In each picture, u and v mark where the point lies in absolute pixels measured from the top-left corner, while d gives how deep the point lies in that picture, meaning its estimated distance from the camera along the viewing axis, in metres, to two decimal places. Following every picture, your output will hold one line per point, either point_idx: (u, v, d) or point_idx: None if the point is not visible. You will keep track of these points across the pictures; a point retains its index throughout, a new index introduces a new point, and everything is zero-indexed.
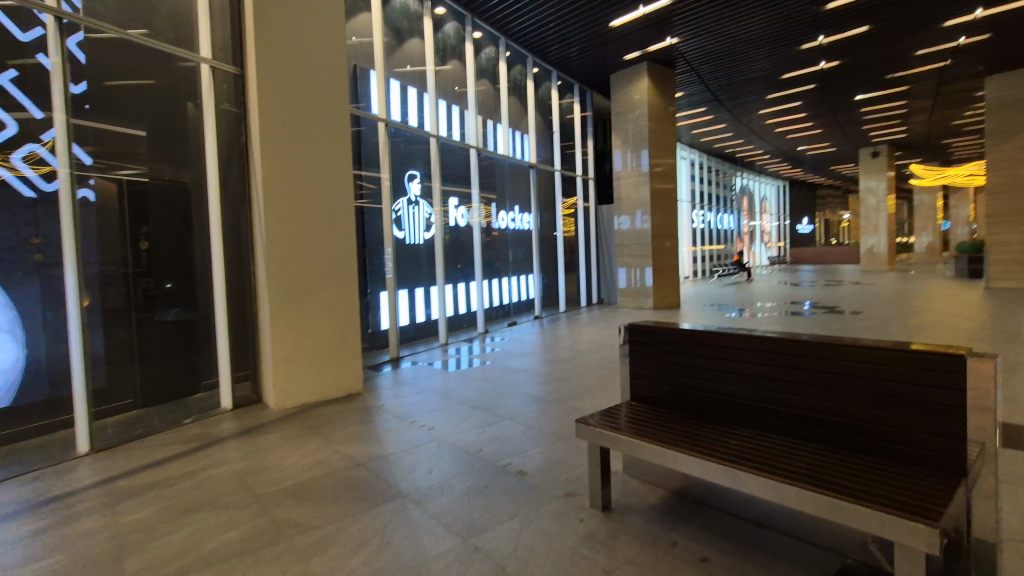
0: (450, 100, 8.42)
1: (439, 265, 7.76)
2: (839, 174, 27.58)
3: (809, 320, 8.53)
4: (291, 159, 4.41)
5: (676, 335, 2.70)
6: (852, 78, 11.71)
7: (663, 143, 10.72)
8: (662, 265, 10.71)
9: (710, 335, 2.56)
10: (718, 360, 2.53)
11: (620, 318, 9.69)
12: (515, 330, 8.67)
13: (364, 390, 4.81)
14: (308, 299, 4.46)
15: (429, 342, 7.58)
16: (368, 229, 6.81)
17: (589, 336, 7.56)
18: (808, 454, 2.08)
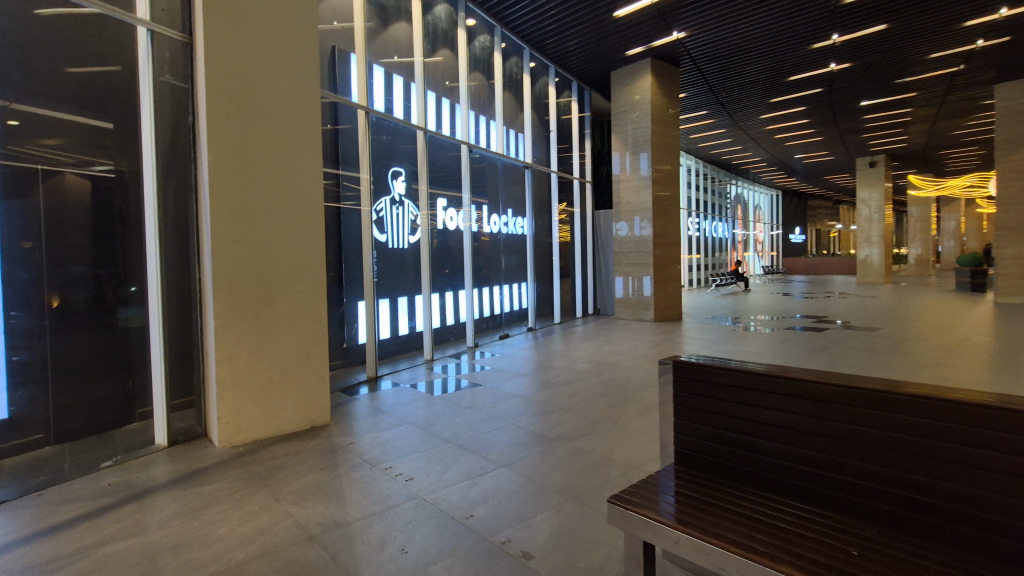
0: (439, 93, 7.75)
1: (425, 273, 7.00)
2: (832, 184, 27.34)
3: (822, 335, 7.93)
4: (247, 145, 3.67)
5: (730, 377, 2.01)
6: (862, 81, 11.21)
7: (666, 145, 10.12)
8: (663, 275, 10.06)
9: (780, 380, 1.86)
10: (790, 415, 1.84)
11: (618, 331, 9.03)
12: (506, 343, 7.97)
13: (331, 422, 4.05)
14: (266, 313, 3.72)
15: (412, 357, 6.81)
16: (345, 233, 6.03)
17: (589, 352, 6.86)
18: (937, 568, 1.41)
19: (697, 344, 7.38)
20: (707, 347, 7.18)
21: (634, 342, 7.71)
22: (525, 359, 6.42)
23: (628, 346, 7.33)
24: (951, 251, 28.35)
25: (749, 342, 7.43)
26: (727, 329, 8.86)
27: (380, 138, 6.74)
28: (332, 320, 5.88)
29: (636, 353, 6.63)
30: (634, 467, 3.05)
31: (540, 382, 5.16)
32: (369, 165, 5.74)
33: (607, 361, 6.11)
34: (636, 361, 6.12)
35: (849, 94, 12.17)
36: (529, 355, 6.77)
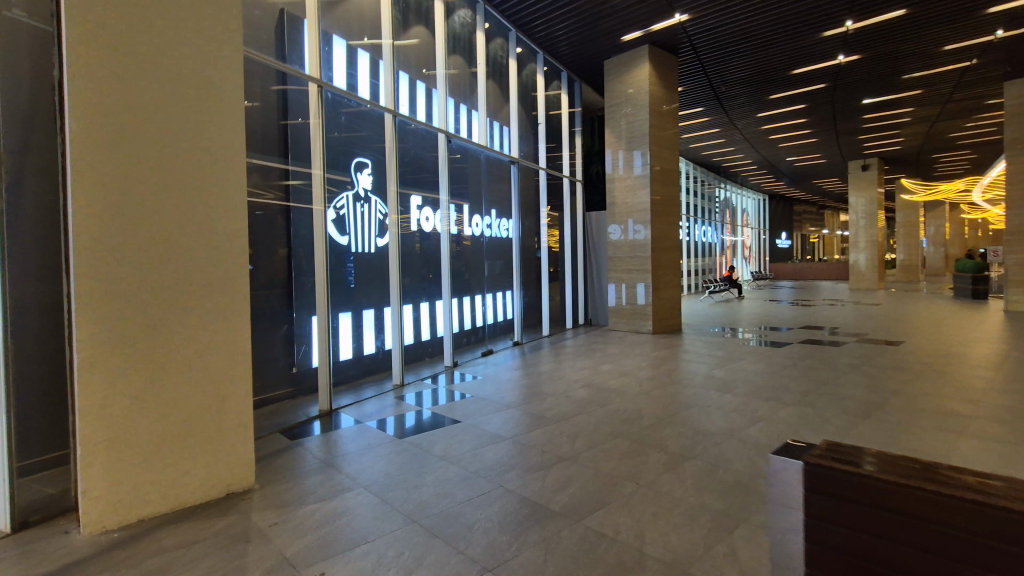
0: (412, 76, 6.82)
1: (395, 287, 5.72)
2: (820, 189, 26.99)
3: (841, 348, 7.14)
4: (131, 109, 2.65)
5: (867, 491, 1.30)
6: (868, 75, 10.57)
7: (664, 141, 9.27)
8: (661, 281, 9.18)
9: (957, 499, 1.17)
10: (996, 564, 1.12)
11: (611, 344, 8.16)
12: (489, 360, 7.02)
13: (256, 483, 3.04)
14: (162, 341, 2.71)
15: (380, 384, 5.64)
16: (292, 236, 5.06)
17: (585, 371, 5.93)
18: None
19: (706, 360, 6.52)
20: (717, 363, 6.33)
21: (633, 357, 6.82)
22: (511, 383, 5.44)
23: (628, 363, 6.41)
24: (936, 256, 28.17)
25: (763, 357, 6.59)
26: (733, 340, 8.03)
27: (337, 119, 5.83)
28: (273, 337, 4.92)
29: (640, 374, 5.71)
30: (678, 569, 2.11)
31: (533, 417, 4.20)
32: (324, 156, 4.66)
33: (608, 386, 5.17)
34: (642, 386, 5.18)
35: (852, 90, 11.53)
36: (516, 376, 5.78)
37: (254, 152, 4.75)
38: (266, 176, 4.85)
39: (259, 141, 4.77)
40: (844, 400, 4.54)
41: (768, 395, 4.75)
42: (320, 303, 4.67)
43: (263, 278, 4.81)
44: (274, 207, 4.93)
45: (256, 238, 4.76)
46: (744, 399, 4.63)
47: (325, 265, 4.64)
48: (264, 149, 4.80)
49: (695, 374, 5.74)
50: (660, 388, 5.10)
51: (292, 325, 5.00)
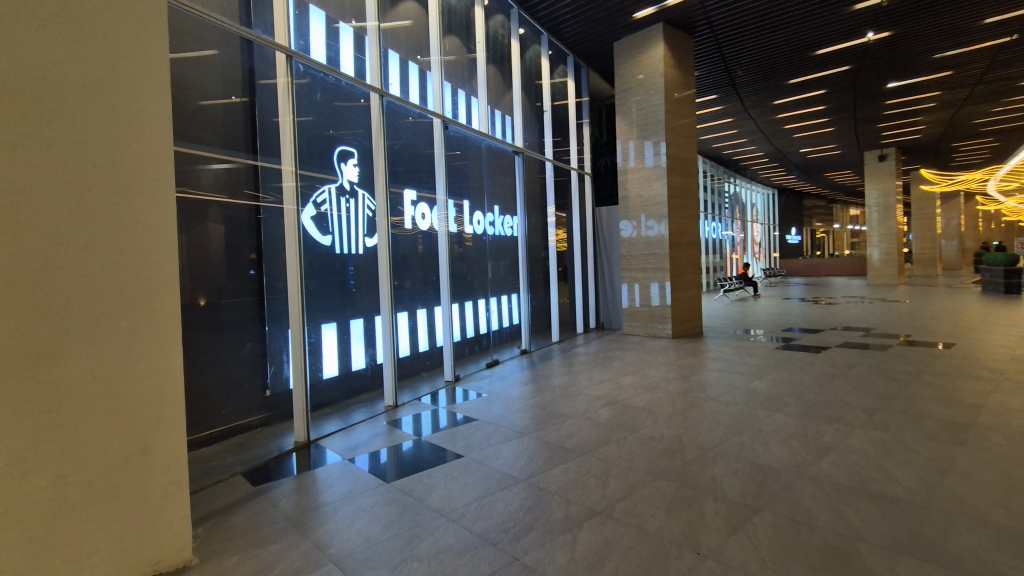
0: (403, 55, 6.13)
1: (388, 288, 4.92)
2: (831, 182, 26.21)
3: (887, 351, 6.39)
4: (14, 59, 1.91)
5: None
6: (897, 54, 9.82)
7: (680, 127, 8.53)
8: (681, 280, 8.42)
9: None
10: None
11: (627, 350, 7.45)
12: (495, 373, 6.23)
13: (196, 556, 2.33)
14: (57, 379, 1.99)
15: (371, 406, 4.88)
16: (264, 240, 4.37)
17: (605, 385, 5.22)
18: None
19: (740, 369, 5.79)
20: (751, 372, 5.61)
21: (656, 365, 6.10)
22: (520, 401, 4.72)
23: (651, 373, 5.68)
24: (953, 249, 27.29)
25: (802, 365, 5.85)
26: (762, 344, 7.29)
27: (313, 97, 5.22)
28: (244, 356, 4.22)
29: (668, 387, 5.00)
30: None
31: (548, 448, 3.48)
32: (295, 145, 3.95)
33: (634, 405, 4.44)
34: (674, 403, 4.45)
35: (877, 73, 10.77)
36: (526, 392, 5.06)
37: (218, 146, 4.03)
38: (233, 171, 4.15)
39: (226, 129, 4.08)
40: (920, 420, 3.79)
41: (826, 414, 4.01)
42: (292, 317, 3.93)
43: (231, 287, 4.13)
44: (240, 208, 4.21)
45: (222, 240, 4.07)
46: (799, 420, 3.89)
47: (298, 273, 3.91)
48: (229, 140, 4.11)
49: (732, 386, 5.01)
50: (697, 406, 4.37)
51: (264, 344, 4.34)
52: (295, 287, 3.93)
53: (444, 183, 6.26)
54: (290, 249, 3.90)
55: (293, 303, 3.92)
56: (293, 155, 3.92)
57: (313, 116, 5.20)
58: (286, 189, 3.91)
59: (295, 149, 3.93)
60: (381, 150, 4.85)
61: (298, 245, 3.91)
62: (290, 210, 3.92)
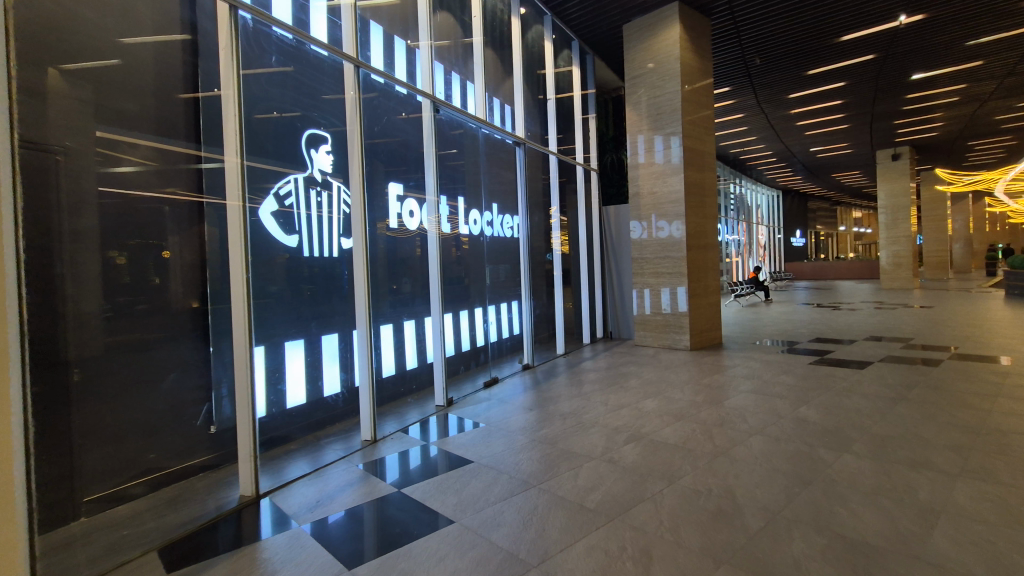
0: (387, 29, 5.38)
1: (363, 299, 4.11)
2: (838, 183, 25.58)
3: (940, 368, 5.61)
4: None
5: None
6: (927, 40, 9.11)
7: (697, 118, 7.75)
8: (699, 286, 7.63)
9: None
10: None
11: (641, 364, 6.68)
12: (495, 393, 5.43)
13: None
14: None
15: (346, 442, 4.07)
16: (209, 244, 3.55)
17: (624, 411, 4.42)
18: None
19: (778, 390, 5.00)
20: (792, 393, 4.84)
21: (678, 385, 5.32)
22: (525, 435, 3.91)
23: (676, 395, 4.89)
24: (962, 251, 26.64)
25: (849, 385, 5.07)
26: (793, 357, 6.51)
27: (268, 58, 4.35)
28: (184, 386, 3.40)
29: (700, 415, 4.21)
30: None
31: (561, 509, 2.69)
32: (243, 132, 3.17)
33: (665, 440, 3.64)
34: (712, 438, 3.66)
35: (903, 62, 10.06)
36: (530, 422, 4.25)
37: (147, 128, 3.21)
38: (168, 159, 3.32)
39: (158, 106, 3.27)
40: None
41: (907, 457, 3.23)
42: (236, 342, 3.10)
43: (166, 302, 3.31)
44: (178, 206, 3.37)
45: (155, 244, 3.25)
46: (878, 466, 3.11)
47: (244, 287, 3.10)
48: (163, 122, 3.29)
49: (775, 414, 4.22)
50: (742, 443, 3.58)
51: (209, 372, 3.54)
52: (239, 303, 3.09)
53: (434, 176, 5.41)
54: (234, 255, 3.07)
55: (238, 326, 3.08)
56: (239, 143, 3.12)
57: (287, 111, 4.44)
58: (229, 183, 3.10)
59: (241, 135, 3.14)
60: (357, 129, 4.13)
61: (245, 251, 3.09)
62: (236, 207, 3.11)
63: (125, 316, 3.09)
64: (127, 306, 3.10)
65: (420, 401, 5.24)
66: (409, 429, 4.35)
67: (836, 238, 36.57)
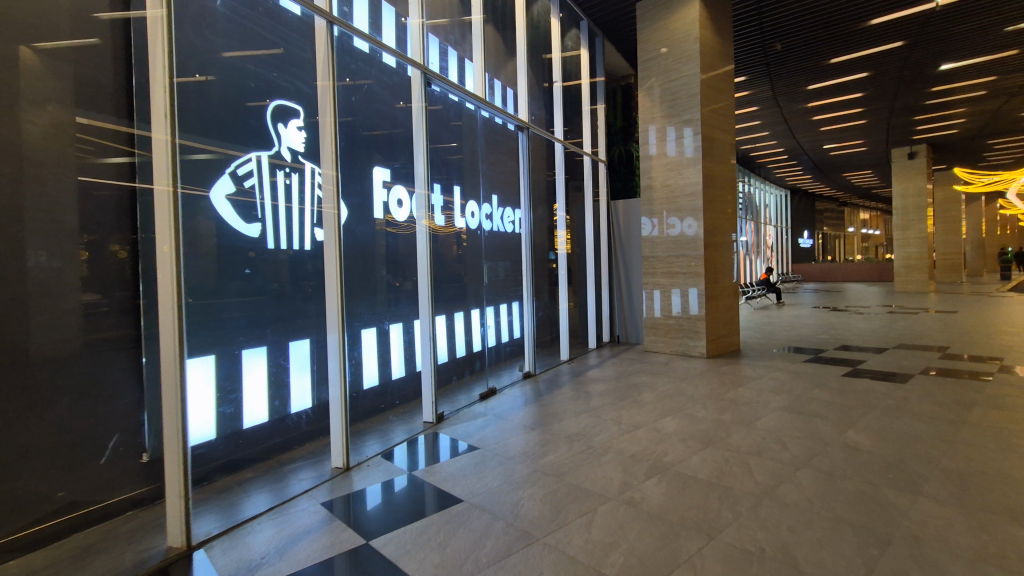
0: None
1: (334, 298, 3.45)
2: (849, 183, 24.95)
3: (994, 383, 4.98)
4: None
5: None
6: (963, 25, 8.48)
7: (717, 104, 7.12)
8: (716, 288, 7.00)
9: None
10: None
11: (654, 371, 6.09)
12: (493, 404, 4.82)
13: None
14: None
15: (312, 470, 3.43)
16: (142, 233, 2.93)
17: (641, 433, 3.81)
18: None
19: (814, 408, 4.39)
20: (832, 413, 4.22)
21: (699, 400, 4.70)
22: (525, 465, 3.28)
23: (697, 414, 4.27)
24: (973, 254, 26.00)
25: (895, 402, 4.45)
26: (822, 367, 5.89)
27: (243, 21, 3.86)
28: (108, 407, 2.78)
29: (731, 442, 3.59)
30: None
31: None
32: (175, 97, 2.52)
33: (694, 476, 3.03)
34: (751, 474, 3.04)
35: (933, 51, 9.44)
36: (531, 446, 3.63)
37: (59, 89, 2.58)
38: (88, 128, 2.70)
39: (76, 61, 2.65)
40: None
41: (998, 503, 2.61)
42: (163, 356, 2.48)
43: (86, 304, 2.69)
44: (101, 186, 2.75)
45: (70, 232, 2.63)
46: (967, 516, 2.50)
47: (174, 287, 2.48)
48: (82, 84, 2.68)
49: (818, 439, 3.61)
50: (786, 480, 2.97)
51: (141, 388, 2.92)
52: (167, 308, 2.47)
53: (425, 154, 4.70)
54: (161, 249, 2.46)
55: (165, 336, 2.46)
56: (169, 112, 2.49)
57: (231, 78, 3.86)
58: (156, 160, 2.47)
59: (174, 100, 2.50)
60: (329, 95, 3.46)
61: (176, 242, 2.47)
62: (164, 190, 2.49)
63: (27, 323, 2.47)
64: (31, 308, 2.48)
65: (405, 419, 4.53)
66: (389, 456, 3.66)
67: (844, 239, 35.90)
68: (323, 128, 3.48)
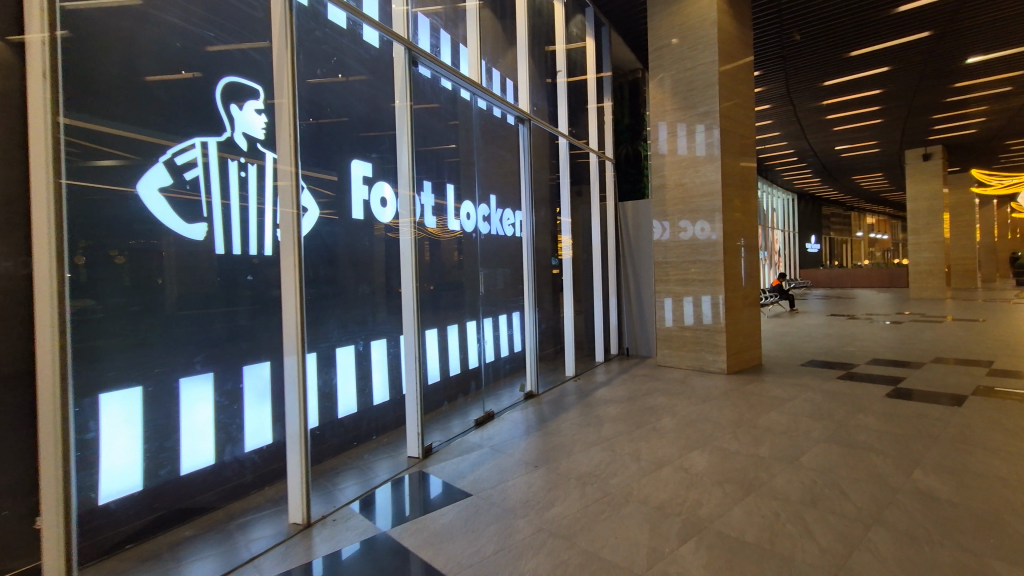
0: None
1: (293, 314, 2.80)
2: (859, 187, 24.36)
3: None
4: None
5: None
6: (996, 14, 7.90)
7: (736, 96, 6.51)
8: (737, 296, 6.38)
9: None
10: None
11: (672, 390, 5.48)
12: (491, 433, 4.18)
13: None
14: None
15: (265, 528, 2.78)
16: None
17: (665, 474, 3.20)
18: None
19: (864, 438, 3.77)
20: (888, 446, 3.60)
21: (729, 428, 4.09)
22: (527, 520, 2.66)
23: (729, 446, 3.66)
24: (987, 258, 25.32)
25: (958, 431, 3.83)
26: (860, 386, 5.26)
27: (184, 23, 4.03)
28: None
29: (776, 486, 2.98)
30: None
31: None
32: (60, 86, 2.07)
33: (740, 538, 2.42)
34: (811, 535, 2.44)
35: (961, 43, 8.86)
36: (536, 493, 2.99)
37: None
38: None
39: None
40: None
41: None
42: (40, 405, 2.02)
43: None
44: None
45: None
46: None
47: (56, 318, 2.04)
48: None
49: (880, 482, 3.00)
50: (856, 543, 2.36)
51: None
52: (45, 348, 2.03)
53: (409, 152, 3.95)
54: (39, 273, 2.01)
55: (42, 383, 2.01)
56: (49, 101, 2.02)
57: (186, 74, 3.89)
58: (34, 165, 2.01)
59: (57, 91, 2.05)
60: (287, 63, 2.83)
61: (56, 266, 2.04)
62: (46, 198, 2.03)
63: None
64: None
65: (388, 453, 3.89)
66: (364, 506, 3.02)
67: (851, 244, 35.25)
68: (280, 105, 2.85)
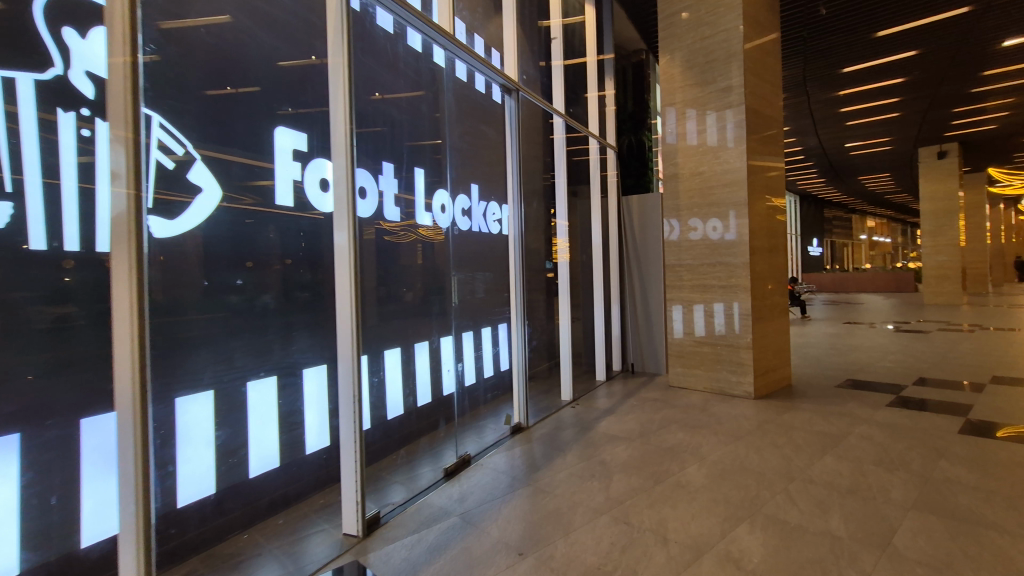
0: None
1: (130, 346, 1.73)
2: (864, 188, 23.55)
3: None
4: None
5: None
6: None
7: (762, 71, 5.54)
8: (765, 304, 5.41)
9: None
10: None
11: (690, 419, 4.50)
12: (468, 490, 3.14)
13: None
14: None
15: None
16: None
17: (709, 571, 2.20)
18: None
19: (964, 500, 2.80)
20: (1005, 517, 2.61)
21: (777, 483, 3.11)
22: None
23: (788, 518, 2.67)
24: (996, 260, 24.49)
25: None
26: (923, 417, 4.27)
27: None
28: None
29: None
30: None
31: None
32: None
33: None
34: None
35: (1000, 22, 7.96)
36: None
37: None
38: None
39: None
40: None
41: None
42: None
43: None
44: None
45: None
46: None
47: None
48: None
49: None
50: None
51: None
52: None
53: (343, 107, 2.74)
54: None
55: None
56: None
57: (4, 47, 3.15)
58: None
59: None
60: None
61: None
62: None
63: None
64: None
65: (321, 527, 2.86)
66: None
67: (852, 248, 34.51)
68: (109, 11, 1.75)
